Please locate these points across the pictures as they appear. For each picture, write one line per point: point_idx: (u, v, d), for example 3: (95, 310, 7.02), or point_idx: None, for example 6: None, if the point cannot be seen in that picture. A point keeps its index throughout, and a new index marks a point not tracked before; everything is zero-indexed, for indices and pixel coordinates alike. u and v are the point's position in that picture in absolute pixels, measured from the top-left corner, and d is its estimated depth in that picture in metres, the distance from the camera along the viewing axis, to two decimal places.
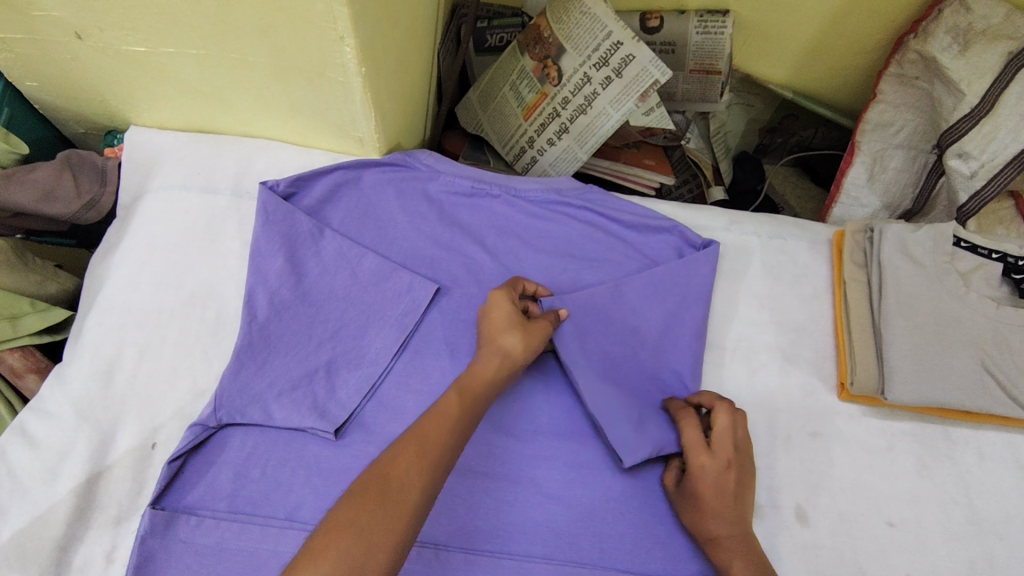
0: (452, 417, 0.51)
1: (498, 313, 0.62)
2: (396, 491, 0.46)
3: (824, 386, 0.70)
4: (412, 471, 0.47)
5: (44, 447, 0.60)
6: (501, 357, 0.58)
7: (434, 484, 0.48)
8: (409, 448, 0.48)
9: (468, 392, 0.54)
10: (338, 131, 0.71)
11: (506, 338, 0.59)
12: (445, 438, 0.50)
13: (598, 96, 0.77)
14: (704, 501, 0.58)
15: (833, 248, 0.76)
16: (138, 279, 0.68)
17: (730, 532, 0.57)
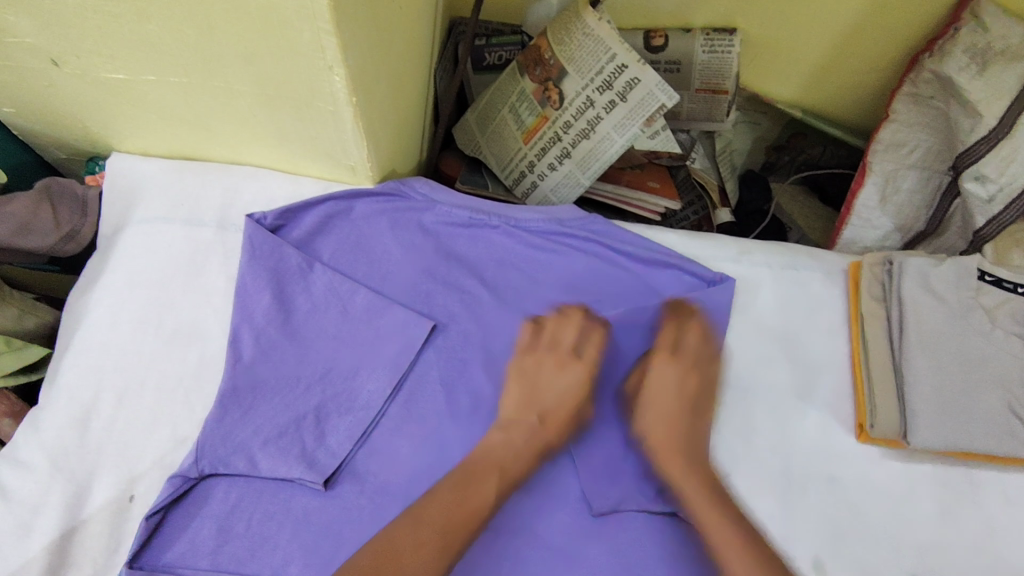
0: (484, 497, 0.57)
1: (554, 373, 0.63)
2: (409, 567, 0.51)
3: (842, 427, 0.65)
4: (415, 553, 0.52)
5: (17, 499, 0.56)
6: (541, 450, 0.61)
7: (444, 552, 0.54)
8: (433, 523, 0.54)
9: (508, 477, 0.59)
10: (328, 158, 0.67)
11: (556, 435, 0.62)
12: (459, 514, 0.56)
13: (601, 120, 0.72)
14: (653, 417, 0.62)
15: (850, 280, 0.70)
16: (118, 317, 0.64)
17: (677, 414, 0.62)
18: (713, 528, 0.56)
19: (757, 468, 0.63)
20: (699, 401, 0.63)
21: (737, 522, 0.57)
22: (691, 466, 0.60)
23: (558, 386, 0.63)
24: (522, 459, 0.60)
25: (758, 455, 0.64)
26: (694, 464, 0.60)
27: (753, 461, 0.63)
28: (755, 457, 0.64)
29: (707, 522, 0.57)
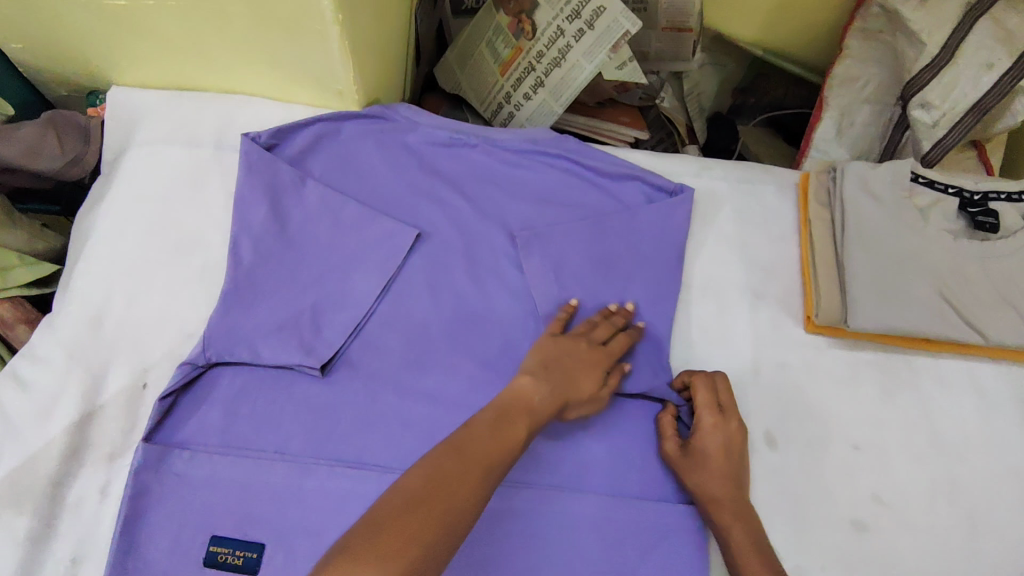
0: (517, 439, 0.52)
1: (585, 352, 0.61)
2: (457, 497, 0.46)
3: (792, 320, 0.71)
4: (461, 484, 0.47)
5: (37, 388, 0.62)
6: (561, 407, 0.57)
7: (486, 483, 0.49)
8: (479, 459, 0.49)
9: (536, 423, 0.55)
10: (316, 83, 0.72)
11: (579, 401, 0.59)
12: (498, 450, 0.51)
13: (571, 48, 0.78)
14: (699, 465, 0.60)
15: (800, 190, 0.76)
16: (125, 230, 0.69)
17: (727, 479, 0.59)
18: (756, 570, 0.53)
19: (716, 357, 0.69)
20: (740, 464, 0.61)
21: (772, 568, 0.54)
22: (743, 527, 0.57)
23: (591, 362, 0.61)
24: (552, 404, 0.56)
25: (716, 344, 0.70)
26: (744, 517, 0.58)
27: (712, 349, 0.70)
28: (713, 346, 0.70)
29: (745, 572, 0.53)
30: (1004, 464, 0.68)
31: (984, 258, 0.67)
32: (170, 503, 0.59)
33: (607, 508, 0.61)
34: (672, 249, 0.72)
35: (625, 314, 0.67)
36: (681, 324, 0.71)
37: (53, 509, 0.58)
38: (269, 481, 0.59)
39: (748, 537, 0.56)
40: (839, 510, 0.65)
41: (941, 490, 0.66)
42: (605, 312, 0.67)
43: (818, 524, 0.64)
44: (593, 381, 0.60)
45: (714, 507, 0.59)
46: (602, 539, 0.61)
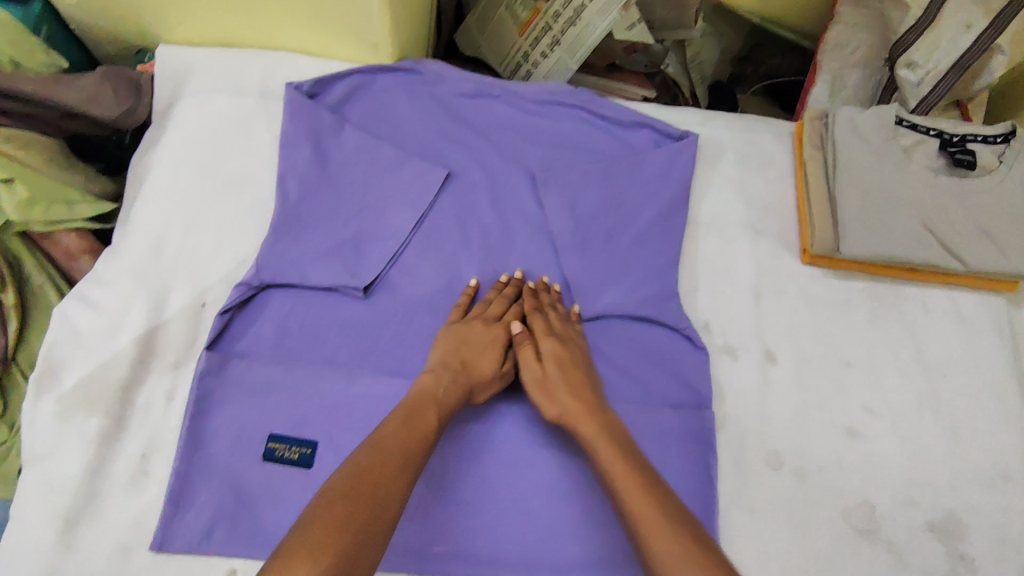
0: (425, 431, 0.58)
1: (481, 334, 0.67)
2: (376, 500, 0.51)
3: (789, 252, 0.78)
4: (388, 474, 0.53)
5: (104, 306, 0.68)
6: (465, 394, 0.63)
7: (410, 470, 0.54)
8: (397, 449, 0.55)
9: (443, 414, 0.60)
10: (352, 37, 0.79)
11: (483, 391, 0.65)
12: (413, 440, 0.56)
13: (585, 8, 0.84)
14: (558, 388, 0.64)
15: (795, 138, 0.83)
16: (180, 168, 0.75)
17: (581, 404, 0.62)
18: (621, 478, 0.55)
19: (721, 285, 0.76)
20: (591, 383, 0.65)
21: (645, 477, 0.56)
22: (610, 441, 0.59)
23: (486, 342, 0.66)
24: (454, 394, 0.62)
25: (722, 273, 0.76)
26: (608, 428, 0.60)
27: (718, 279, 0.76)
28: (719, 275, 0.76)
29: (618, 478, 0.55)
30: (981, 379, 0.75)
31: (961, 192, 0.74)
32: (228, 406, 0.65)
33: (624, 412, 0.67)
34: (680, 188, 0.78)
35: (516, 284, 0.72)
36: (689, 256, 0.77)
37: (123, 411, 0.65)
38: (318, 388, 0.66)
39: (608, 440, 0.59)
40: (834, 418, 0.71)
41: (925, 401, 0.73)
42: (498, 287, 0.71)
43: (815, 430, 0.71)
44: (491, 359, 0.66)
45: (575, 423, 0.61)
46: None
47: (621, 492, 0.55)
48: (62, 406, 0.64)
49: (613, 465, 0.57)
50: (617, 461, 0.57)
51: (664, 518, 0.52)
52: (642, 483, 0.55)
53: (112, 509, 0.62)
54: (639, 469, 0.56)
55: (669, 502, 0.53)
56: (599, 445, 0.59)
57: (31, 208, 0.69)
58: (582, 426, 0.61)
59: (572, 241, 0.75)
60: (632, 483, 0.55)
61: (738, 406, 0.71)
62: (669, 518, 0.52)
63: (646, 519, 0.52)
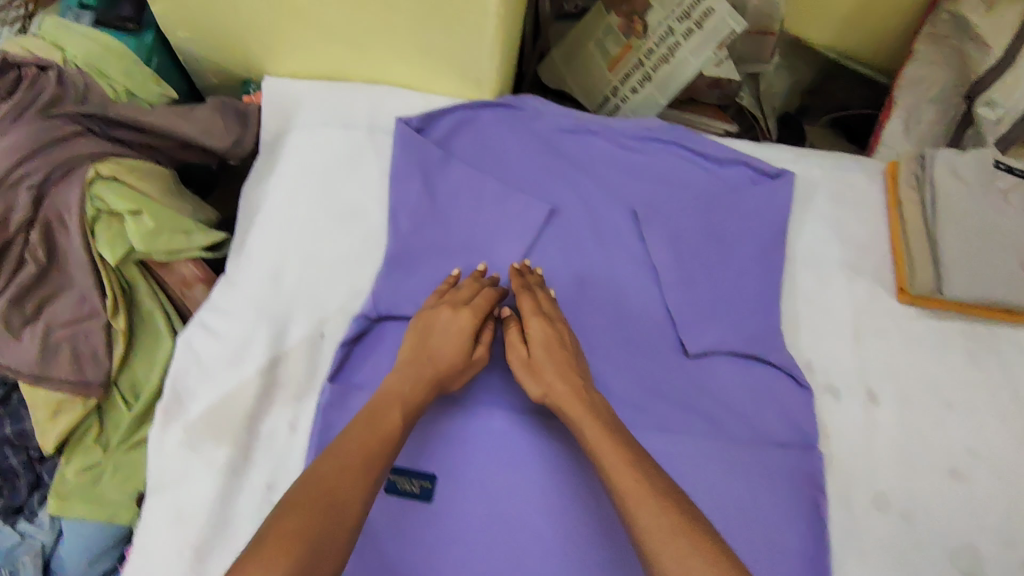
0: (395, 425, 0.58)
1: (452, 317, 0.66)
2: (346, 497, 0.51)
3: (887, 292, 0.79)
4: (353, 478, 0.52)
5: (227, 336, 0.70)
6: (433, 387, 0.63)
7: (375, 470, 0.54)
8: (356, 453, 0.54)
9: (415, 408, 0.61)
10: (459, 73, 0.81)
11: (454, 381, 0.65)
12: (376, 440, 0.56)
13: (680, 46, 0.86)
14: (545, 370, 0.65)
15: (888, 177, 0.84)
16: (295, 199, 0.77)
17: (565, 387, 0.63)
18: (608, 463, 0.55)
19: (819, 323, 0.77)
20: (572, 361, 0.66)
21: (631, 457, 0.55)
22: (594, 424, 0.59)
23: (457, 327, 0.66)
24: (422, 387, 0.62)
25: (821, 312, 0.77)
26: (589, 411, 0.60)
27: (817, 318, 0.77)
28: (819, 314, 0.77)
29: (605, 461, 0.55)
30: None
31: None
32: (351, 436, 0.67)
33: (734, 450, 0.69)
34: (779, 226, 0.79)
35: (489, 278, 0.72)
36: (789, 294, 0.78)
37: (248, 440, 0.66)
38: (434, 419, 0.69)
39: (591, 423, 0.59)
40: (937, 460, 0.72)
41: None
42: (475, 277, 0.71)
43: (918, 471, 0.71)
44: (460, 343, 0.66)
45: (559, 403, 0.62)
46: (730, 476, 0.68)
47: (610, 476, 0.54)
48: (190, 435, 0.66)
49: (602, 446, 0.57)
50: (604, 442, 0.57)
51: (654, 499, 0.51)
52: (631, 463, 0.55)
53: (241, 537, 0.63)
54: (625, 449, 0.56)
55: (658, 481, 0.54)
56: (588, 429, 0.59)
57: (154, 241, 0.71)
58: (569, 409, 0.61)
59: (686, 274, 0.76)
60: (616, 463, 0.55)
61: (842, 444, 0.72)
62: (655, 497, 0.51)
63: (637, 501, 0.52)
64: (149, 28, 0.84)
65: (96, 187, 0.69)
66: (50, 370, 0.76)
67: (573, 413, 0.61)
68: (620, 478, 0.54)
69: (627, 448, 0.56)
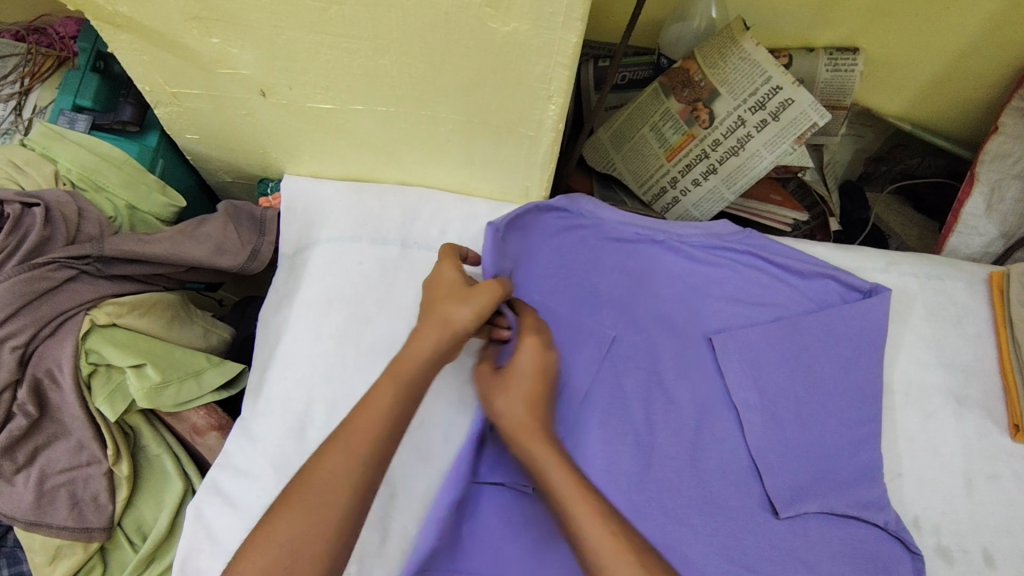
0: (382, 409, 0.53)
1: (451, 286, 0.59)
2: (322, 504, 0.49)
3: (998, 428, 0.69)
4: (339, 472, 0.50)
5: (246, 506, 0.61)
6: (451, 341, 0.57)
7: (369, 466, 0.51)
8: (356, 444, 0.51)
9: (406, 381, 0.55)
10: (504, 178, 0.71)
11: (455, 315, 0.57)
12: (374, 426, 0.52)
13: (751, 138, 0.77)
14: (508, 380, 0.58)
15: (993, 288, 0.74)
16: (319, 332, 0.68)
17: (532, 418, 0.56)
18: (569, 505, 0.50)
19: (922, 467, 0.67)
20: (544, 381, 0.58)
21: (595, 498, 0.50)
22: (559, 464, 0.52)
23: (455, 294, 0.58)
24: (432, 347, 0.56)
25: (923, 453, 0.68)
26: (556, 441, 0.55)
27: (919, 460, 0.67)
28: (920, 455, 0.67)
29: (567, 504, 0.50)
30: None
31: None
32: None
33: None
34: (875, 352, 0.69)
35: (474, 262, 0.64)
36: (886, 432, 0.68)
37: None
38: None
39: (557, 467, 0.52)
40: None
41: None
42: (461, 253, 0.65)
43: None
44: (464, 309, 0.57)
45: (525, 438, 0.55)
46: None
47: (575, 523, 0.49)
48: None
49: (564, 491, 0.50)
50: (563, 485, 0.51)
51: (621, 551, 0.47)
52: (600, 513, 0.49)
53: None
54: (586, 490, 0.51)
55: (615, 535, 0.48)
56: (552, 472, 0.52)
57: (159, 395, 0.61)
58: (531, 442, 0.54)
59: (767, 418, 0.66)
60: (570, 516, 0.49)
61: None
62: (611, 550, 0.47)
63: (599, 550, 0.47)
64: (153, 128, 0.76)
65: (90, 342, 0.60)
66: (46, 518, 0.66)
67: (533, 445, 0.54)
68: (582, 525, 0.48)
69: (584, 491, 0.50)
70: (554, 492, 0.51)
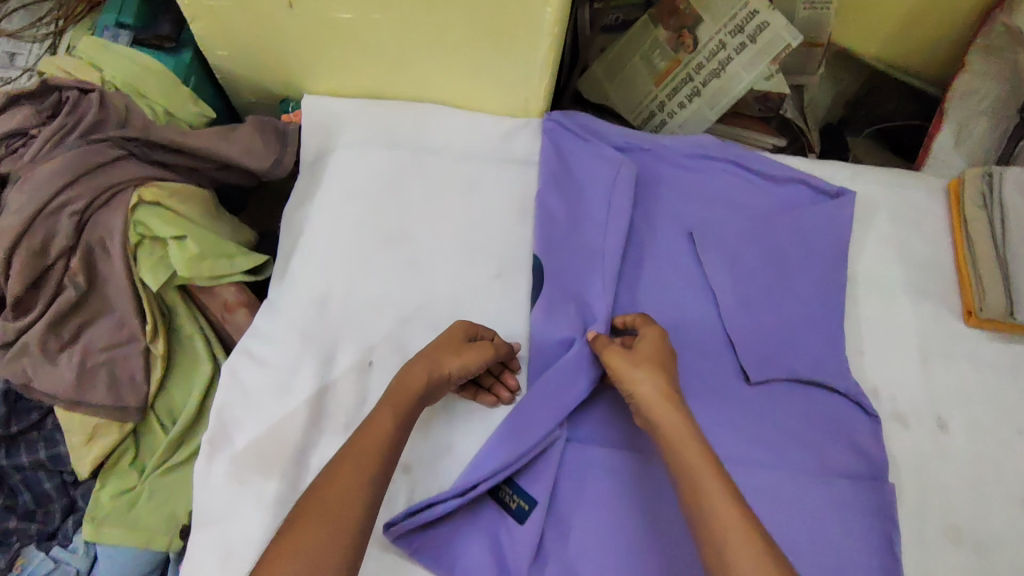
0: (383, 431, 0.58)
1: (452, 340, 0.65)
2: (336, 513, 0.52)
3: (952, 314, 0.76)
4: (351, 485, 0.54)
5: (275, 365, 0.68)
6: (433, 385, 0.62)
7: (374, 487, 0.55)
8: (366, 460, 0.56)
9: (403, 407, 0.60)
10: (506, 89, 0.79)
11: (451, 364, 0.63)
12: (381, 446, 0.57)
13: (731, 60, 0.84)
14: (643, 368, 0.61)
15: (951, 194, 0.81)
16: (339, 223, 0.75)
17: (674, 412, 0.58)
18: (690, 476, 0.54)
19: (884, 346, 0.74)
20: (669, 379, 0.61)
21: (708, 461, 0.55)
22: (690, 448, 0.55)
23: (453, 344, 0.64)
24: (417, 383, 0.61)
25: (884, 335, 0.75)
26: (688, 429, 0.57)
27: (880, 342, 0.75)
28: (881, 337, 0.75)
29: (697, 470, 0.54)
30: None
31: None
32: (412, 478, 0.65)
33: (799, 479, 0.66)
34: (838, 245, 0.76)
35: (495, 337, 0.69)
36: (851, 317, 0.76)
37: (297, 473, 0.64)
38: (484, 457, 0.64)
39: (692, 449, 0.55)
40: (1010, 491, 0.69)
41: None
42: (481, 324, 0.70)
43: (992, 503, 0.68)
44: (455, 359, 0.63)
45: (655, 426, 0.58)
46: (795, 510, 0.65)
47: (700, 498, 0.53)
48: (237, 469, 0.63)
49: (689, 458, 0.55)
50: (693, 456, 0.55)
51: (735, 519, 0.51)
52: (724, 487, 0.53)
53: None
54: (708, 458, 0.55)
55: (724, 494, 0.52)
56: (689, 452, 0.55)
57: (198, 264, 0.69)
58: (668, 431, 0.57)
59: (741, 300, 0.74)
60: (704, 489, 0.53)
61: (912, 473, 0.69)
62: (744, 535, 0.50)
63: (738, 545, 0.49)
64: (186, 47, 0.83)
65: (138, 213, 0.68)
66: (86, 395, 0.74)
67: (669, 438, 0.57)
68: (704, 487, 0.53)
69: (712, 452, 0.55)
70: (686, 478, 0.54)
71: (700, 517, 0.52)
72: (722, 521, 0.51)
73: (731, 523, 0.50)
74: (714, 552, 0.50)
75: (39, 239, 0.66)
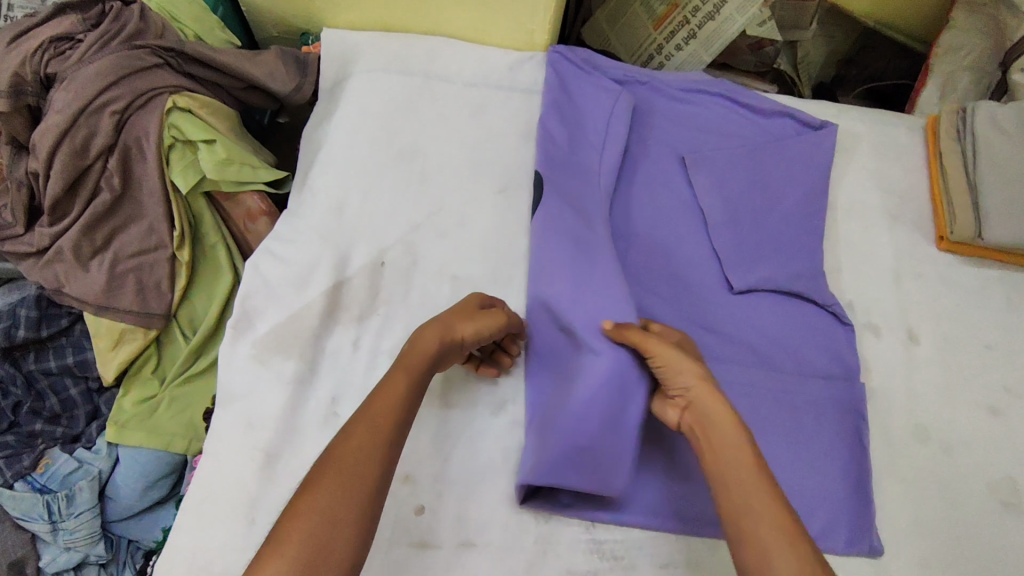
0: (399, 395, 0.57)
1: (467, 307, 0.65)
2: (354, 475, 0.51)
3: (925, 238, 0.82)
4: (365, 449, 0.53)
5: (293, 262, 0.73)
6: (447, 348, 0.62)
7: (388, 451, 0.54)
8: (381, 425, 0.55)
9: (416, 370, 0.59)
10: (513, 22, 0.84)
11: (465, 328, 0.63)
12: (394, 412, 0.56)
13: (725, 3, 0.89)
14: (689, 363, 0.60)
15: (929, 131, 0.87)
16: (355, 139, 0.81)
17: (723, 410, 0.57)
18: (737, 477, 0.54)
19: (861, 265, 0.80)
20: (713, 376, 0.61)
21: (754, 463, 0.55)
22: (735, 451, 0.55)
23: (468, 311, 0.65)
24: (432, 344, 0.61)
25: (862, 255, 0.80)
26: (732, 428, 0.56)
27: (858, 261, 0.80)
28: (859, 257, 0.80)
29: (744, 471, 0.54)
30: None
31: None
32: None
33: (777, 378, 0.71)
34: (821, 173, 0.82)
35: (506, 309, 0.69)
36: (831, 239, 0.81)
37: (314, 355, 0.70)
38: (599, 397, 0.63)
39: (736, 450, 0.55)
40: (973, 395, 0.74)
41: None
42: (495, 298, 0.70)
43: (959, 407, 0.74)
44: (469, 324, 0.63)
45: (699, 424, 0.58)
46: (773, 404, 0.70)
47: (741, 497, 0.53)
48: (259, 351, 0.69)
49: (738, 458, 0.55)
50: (743, 457, 0.55)
51: (778, 521, 0.51)
52: (771, 491, 0.53)
53: (309, 445, 0.66)
54: (753, 460, 0.55)
55: (776, 496, 0.53)
56: (734, 453, 0.55)
57: (224, 169, 0.76)
58: (712, 429, 0.57)
59: (729, 218, 0.79)
60: (749, 491, 0.53)
61: (883, 377, 0.74)
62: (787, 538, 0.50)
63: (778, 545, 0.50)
64: None
65: (172, 118, 0.74)
66: (115, 297, 0.80)
67: (714, 436, 0.56)
68: (749, 486, 0.53)
69: (757, 454, 0.55)
70: (728, 478, 0.54)
71: (741, 519, 0.52)
72: (763, 523, 0.51)
73: (767, 524, 0.51)
74: (751, 549, 0.51)
75: (81, 137, 0.73)
